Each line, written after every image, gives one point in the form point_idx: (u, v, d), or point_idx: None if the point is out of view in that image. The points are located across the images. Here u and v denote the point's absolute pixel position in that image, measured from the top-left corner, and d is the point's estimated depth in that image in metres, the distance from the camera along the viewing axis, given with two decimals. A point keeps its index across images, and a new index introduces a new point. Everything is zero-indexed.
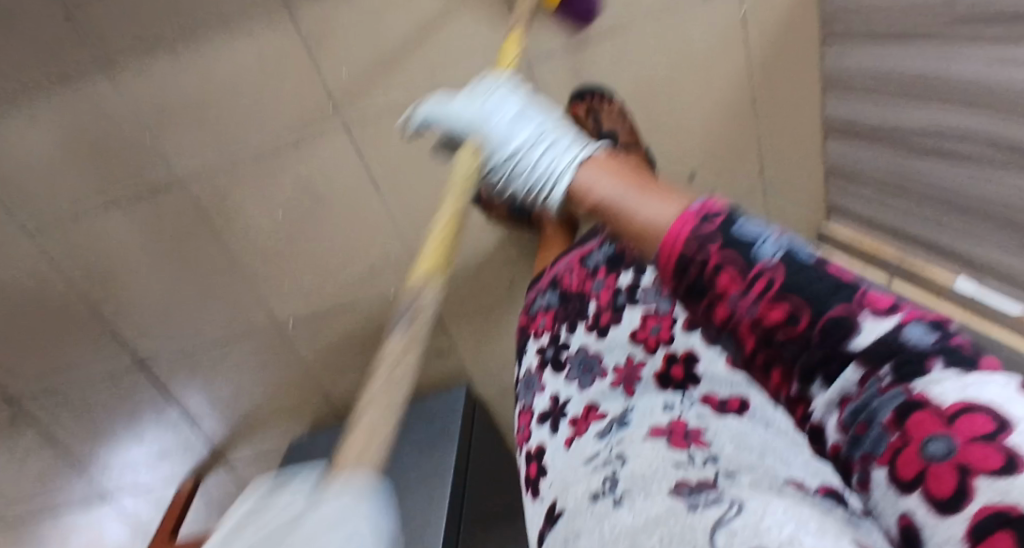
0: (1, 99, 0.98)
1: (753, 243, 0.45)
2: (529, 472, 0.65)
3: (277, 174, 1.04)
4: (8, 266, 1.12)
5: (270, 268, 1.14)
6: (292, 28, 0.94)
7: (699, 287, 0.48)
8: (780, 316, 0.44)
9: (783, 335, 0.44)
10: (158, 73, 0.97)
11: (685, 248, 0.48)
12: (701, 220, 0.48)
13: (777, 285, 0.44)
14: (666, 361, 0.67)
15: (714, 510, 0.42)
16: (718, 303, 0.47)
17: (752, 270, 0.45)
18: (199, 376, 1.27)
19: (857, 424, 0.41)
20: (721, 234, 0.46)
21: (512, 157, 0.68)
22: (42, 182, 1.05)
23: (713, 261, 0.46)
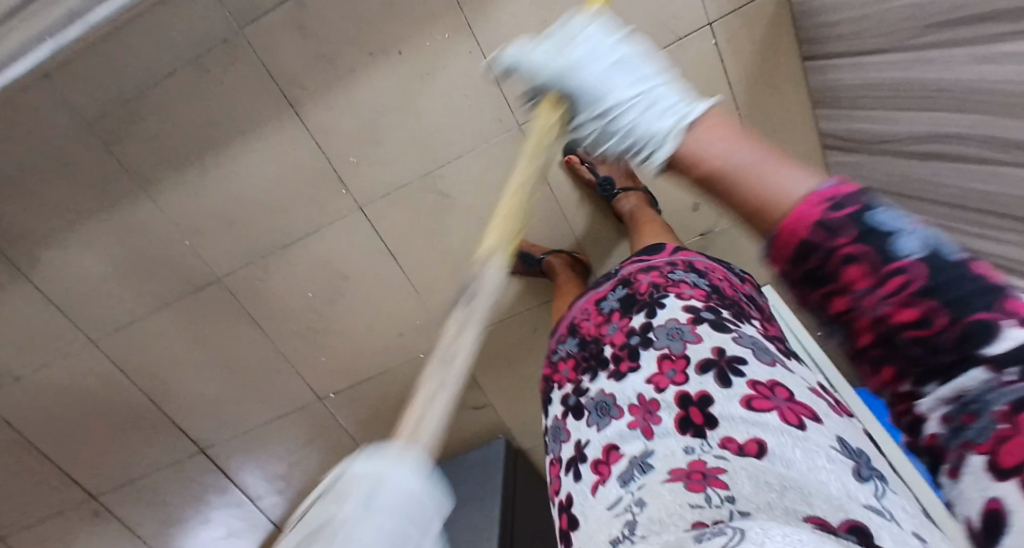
0: (56, 226, 1.09)
1: (893, 236, 0.30)
2: (562, 526, 0.56)
3: (304, 259, 1.11)
4: (79, 374, 1.22)
5: (309, 346, 1.20)
6: (299, 126, 1.01)
7: (816, 275, 0.32)
8: (912, 319, 0.29)
9: (908, 337, 0.29)
10: (189, 184, 1.05)
11: (810, 232, 0.32)
12: (833, 205, 0.32)
13: (918, 284, 0.29)
14: (678, 403, 0.54)
15: (718, 539, 0.36)
16: (837, 294, 0.32)
17: (888, 268, 0.30)
18: (256, 455, 1.34)
19: (963, 415, 0.28)
20: (858, 223, 0.31)
21: (611, 110, 0.53)
22: (100, 293, 1.15)
23: (841, 251, 0.31)
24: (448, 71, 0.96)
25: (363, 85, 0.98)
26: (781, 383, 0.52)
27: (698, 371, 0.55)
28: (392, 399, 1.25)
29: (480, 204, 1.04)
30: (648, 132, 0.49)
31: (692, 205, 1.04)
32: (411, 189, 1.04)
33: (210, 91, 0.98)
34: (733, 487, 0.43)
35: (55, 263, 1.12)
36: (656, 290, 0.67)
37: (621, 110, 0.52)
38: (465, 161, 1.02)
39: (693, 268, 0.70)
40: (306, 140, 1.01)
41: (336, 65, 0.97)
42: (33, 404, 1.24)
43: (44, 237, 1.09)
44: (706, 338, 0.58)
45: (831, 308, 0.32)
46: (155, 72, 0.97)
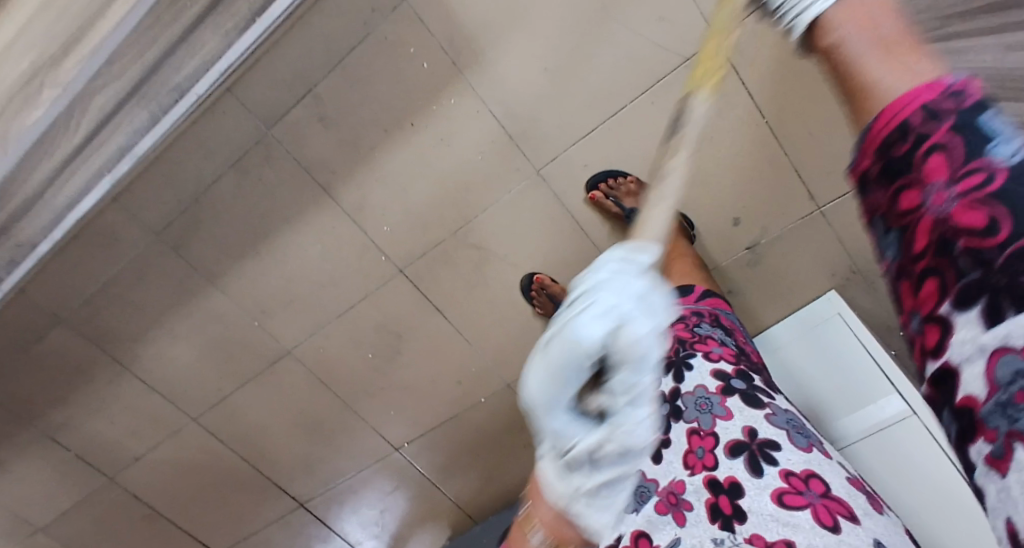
0: (145, 324, 1.21)
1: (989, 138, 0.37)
2: None
3: (361, 326, 1.17)
4: (188, 448, 1.35)
5: (379, 404, 1.26)
6: (335, 206, 1.05)
7: (899, 165, 0.41)
8: (971, 223, 0.36)
9: (963, 244, 0.36)
10: (249, 273, 1.13)
11: (910, 116, 0.41)
12: (950, 95, 0.39)
13: (989, 187, 0.35)
14: (711, 489, 0.68)
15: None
16: (912, 188, 0.40)
17: (969, 165, 0.37)
18: (349, 505, 1.42)
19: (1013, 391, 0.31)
20: (961, 115, 0.38)
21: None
22: (192, 377, 1.26)
23: (930, 141, 0.39)
24: (461, 132, 0.98)
25: (387, 159, 1.01)
26: (816, 475, 0.65)
27: (728, 455, 0.69)
28: (464, 443, 1.29)
29: (514, 251, 1.06)
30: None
31: (733, 220, 0.99)
32: (446, 246, 1.07)
33: (254, 188, 1.05)
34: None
35: (150, 355, 1.24)
36: (682, 347, 0.83)
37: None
38: (492, 212, 1.03)
39: (718, 322, 0.85)
40: (343, 217, 1.06)
41: (359, 145, 1.00)
42: (154, 480, 1.38)
43: (137, 334, 1.22)
44: (736, 415, 0.71)
45: (900, 205, 0.41)
46: (204, 179, 1.05)
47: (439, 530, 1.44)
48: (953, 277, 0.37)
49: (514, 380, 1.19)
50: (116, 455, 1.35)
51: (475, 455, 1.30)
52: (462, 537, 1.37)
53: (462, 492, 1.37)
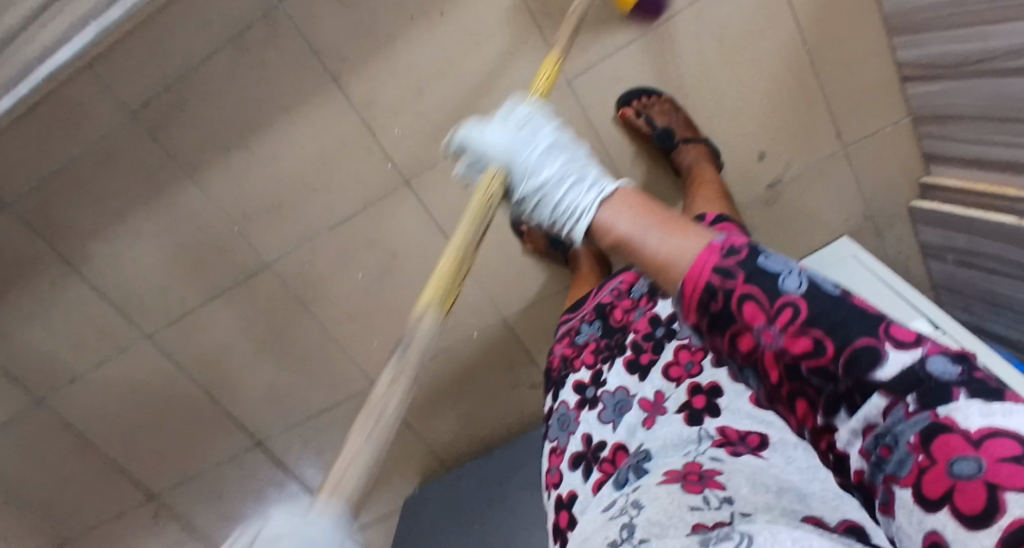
0: (105, 219, 1.08)
1: (778, 278, 0.45)
2: (561, 519, 0.76)
3: (352, 241, 1.09)
4: (138, 367, 1.23)
5: (360, 330, 1.18)
6: (343, 97, 0.97)
7: (723, 319, 0.47)
8: (803, 349, 0.42)
9: (806, 367, 0.42)
10: (235, 169, 1.03)
11: (711, 278, 0.47)
12: (727, 253, 0.48)
13: (801, 317, 0.43)
14: (690, 392, 0.72)
15: (726, 543, 0.47)
16: (744, 333, 0.46)
17: (777, 302, 0.44)
18: (311, 447, 1.33)
19: (880, 448, 0.39)
20: (746, 269, 0.46)
21: (537, 192, 0.66)
22: (152, 286, 1.15)
23: (737, 292, 0.46)
24: (496, 32, 0.92)
25: (404, 52, 0.94)
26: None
27: (714, 364, 0.72)
28: (447, 378, 1.23)
29: None
30: (574, 206, 0.63)
31: (759, 153, 0.97)
32: None
33: (252, 70, 0.95)
34: (731, 489, 0.55)
35: (106, 257, 1.12)
36: None
37: (549, 191, 0.66)
38: None
39: None
40: (351, 112, 0.98)
41: (378, 31, 0.93)
42: (94, 402, 1.27)
43: (93, 232, 1.09)
44: None
45: (742, 347, 0.46)
46: (195, 54, 0.95)
47: (407, 479, 1.35)
48: (812, 392, 0.43)
49: (512, 312, 1.15)
50: (52, 370, 1.23)
51: (457, 394, 1.24)
52: (434, 484, 1.30)
53: (435, 438, 1.30)
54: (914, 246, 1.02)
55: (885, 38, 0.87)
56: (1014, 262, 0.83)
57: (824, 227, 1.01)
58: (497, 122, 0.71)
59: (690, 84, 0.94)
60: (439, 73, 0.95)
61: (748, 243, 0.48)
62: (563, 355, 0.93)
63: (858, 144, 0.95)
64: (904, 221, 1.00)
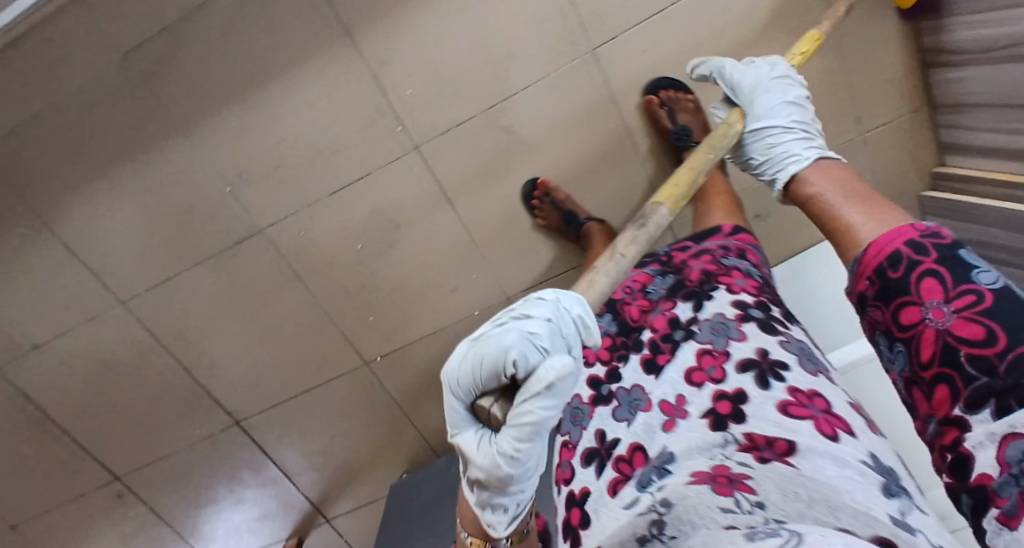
0: (86, 173, 1.01)
1: (972, 270, 0.46)
2: (568, 517, 0.60)
3: (353, 207, 1.04)
4: (109, 336, 1.15)
5: (355, 304, 1.12)
6: (354, 52, 0.93)
7: (895, 287, 0.50)
8: (971, 335, 0.43)
9: (965, 353, 0.43)
10: (231, 124, 0.98)
11: (901, 249, 0.50)
12: (928, 234, 0.50)
13: (981, 306, 0.44)
14: (713, 397, 0.60)
15: (773, 539, 0.37)
16: (914, 306, 0.48)
17: (961, 286, 0.45)
18: (293, 429, 1.25)
19: (1020, 464, 0.38)
20: (944, 251, 0.48)
21: (758, 131, 0.77)
22: (131, 248, 1.07)
23: (924, 266, 0.48)
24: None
25: (422, 9, 0.91)
26: (821, 394, 0.57)
27: (738, 370, 0.61)
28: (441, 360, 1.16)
29: (547, 140, 0.98)
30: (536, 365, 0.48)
31: None
32: (473, 124, 0.97)
33: (259, 18, 0.92)
34: (761, 493, 0.45)
35: (83, 213, 1.04)
36: (707, 279, 0.75)
37: (769, 133, 0.77)
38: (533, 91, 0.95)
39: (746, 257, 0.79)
40: (362, 69, 0.94)
41: None
42: (57, 373, 1.18)
43: (70, 185, 1.02)
44: (749, 338, 0.64)
45: (906, 318, 0.48)
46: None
47: (393, 465, 1.29)
48: (960, 383, 0.43)
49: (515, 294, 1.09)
50: (16, 335, 1.15)
51: None
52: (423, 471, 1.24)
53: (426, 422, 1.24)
54: None
55: (913, 23, 0.88)
56: (1016, 250, 0.83)
57: None
58: (752, 65, 0.83)
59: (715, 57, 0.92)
60: (458, 34, 0.92)
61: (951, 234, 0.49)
62: None
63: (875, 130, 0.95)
64: (915, 211, 1.00)
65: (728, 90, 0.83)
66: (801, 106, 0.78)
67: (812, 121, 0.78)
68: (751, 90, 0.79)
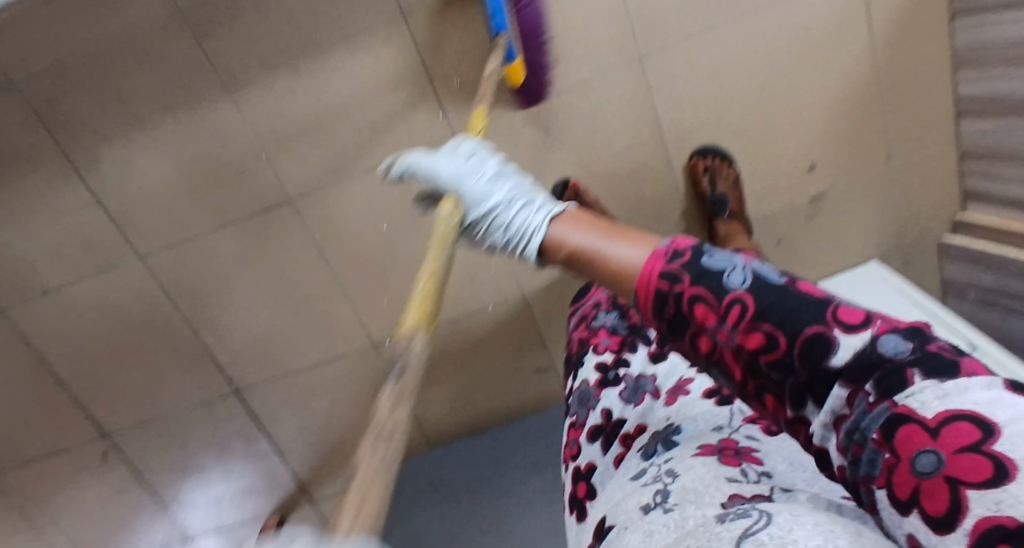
0: (124, 123, 1.01)
1: (724, 275, 0.44)
2: (575, 491, 0.64)
3: (384, 187, 1.05)
4: (121, 289, 1.14)
5: (372, 284, 1.13)
6: (407, 35, 0.94)
7: (679, 322, 0.46)
8: (757, 343, 0.41)
9: (764, 361, 0.41)
10: (276, 93, 0.98)
11: (659, 285, 0.47)
12: (670, 258, 0.47)
13: (749, 311, 0.41)
14: None
15: (744, 520, 0.42)
16: (702, 334, 0.44)
17: (726, 299, 0.43)
18: (291, 404, 1.25)
19: (852, 445, 0.37)
20: (690, 270, 0.45)
21: (487, 215, 0.68)
22: (157, 203, 1.07)
23: (687, 294, 0.45)
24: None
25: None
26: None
27: None
28: (449, 350, 1.18)
29: (586, 142, 0.99)
30: None
31: (809, 165, 0.98)
32: (516, 119, 0.98)
33: None
34: (767, 464, 0.52)
35: (114, 163, 1.04)
36: None
37: (499, 213, 0.67)
38: (579, 92, 0.96)
39: None
40: (413, 52, 0.95)
41: None
42: (63, 322, 1.17)
43: (105, 134, 1.02)
44: None
45: (703, 346, 0.45)
46: None
47: None
48: (776, 390, 0.41)
49: (531, 290, 1.13)
50: (27, 279, 1.14)
51: (457, 370, 1.19)
52: (417, 461, 1.23)
53: (426, 413, 1.23)
54: (937, 282, 1.05)
55: (950, 70, 0.91)
56: None
57: (857, 250, 1.03)
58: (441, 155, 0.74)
59: (758, 81, 0.93)
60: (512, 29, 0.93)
61: (691, 245, 0.47)
62: (580, 340, 0.81)
63: (903, 172, 0.98)
64: (932, 255, 1.03)
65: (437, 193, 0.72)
66: (506, 177, 0.70)
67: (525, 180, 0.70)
68: (456, 184, 0.70)
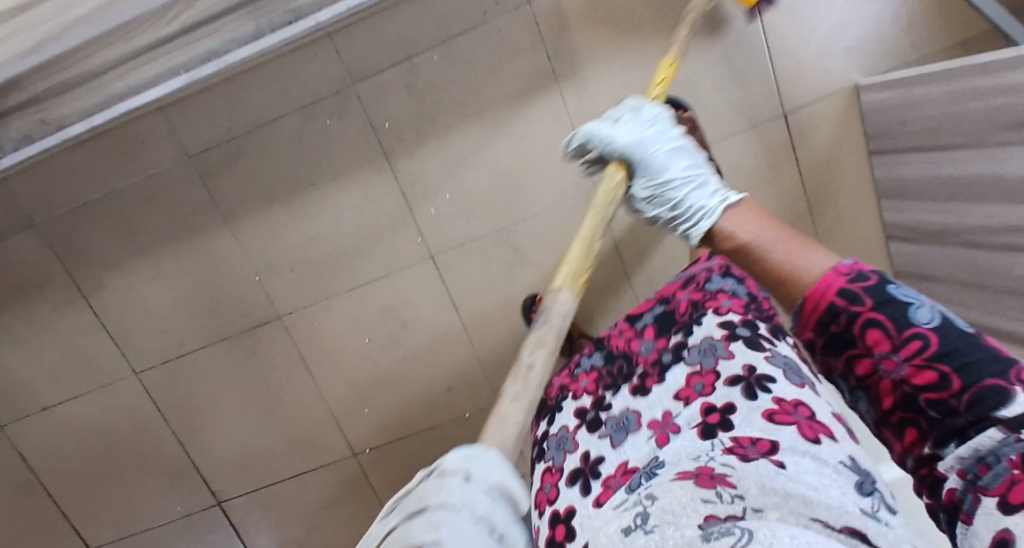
0: (130, 252, 1.11)
1: (908, 310, 0.45)
2: (555, 534, 0.68)
3: (367, 307, 1.12)
4: (115, 404, 1.20)
5: (354, 396, 1.18)
6: (390, 173, 1.05)
7: (842, 342, 0.48)
8: (926, 381, 0.43)
9: (924, 397, 0.43)
10: (270, 224, 1.08)
11: (835, 301, 0.48)
12: (856, 280, 0.48)
13: (928, 351, 0.43)
14: (703, 411, 0.70)
15: (727, 538, 0.42)
16: (864, 358, 0.47)
17: (905, 332, 0.45)
18: (272, 515, 1.26)
19: (979, 465, 0.40)
20: (874, 297, 0.47)
21: (662, 184, 0.77)
22: (155, 323, 1.14)
23: (864, 317, 0.47)
24: (540, 140, 1.02)
25: (454, 143, 1.03)
26: (805, 404, 0.66)
27: (726, 384, 0.71)
28: (429, 461, 1.21)
29: (551, 261, 1.08)
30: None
31: None
32: (487, 243, 1.08)
33: (314, 138, 1.03)
34: (741, 487, 0.52)
35: (117, 288, 1.13)
36: (695, 309, 0.82)
37: (676, 184, 0.76)
38: (544, 219, 1.06)
39: (729, 274, 0.83)
40: (395, 188, 1.05)
41: (434, 122, 1.02)
42: (56, 436, 1.22)
43: (113, 262, 1.11)
44: (737, 354, 0.73)
45: (858, 369, 0.48)
46: (268, 114, 1.02)
47: None
48: (923, 420, 0.44)
49: None
50: (26, 396, 1.20)
51: None
52: None
53: None
54: None
55: (877, 201, 1.01)
56: None
57: None
58: (618, 118, 0.81)
59: None
60: (483, 167, 1.04)
61: (877, 271, 0.48)
62: (562, 385, 0.88)
63: None
64: None
65: (608, 156, 0.80)
66: (684, 150, 0.78)
67: (701, 157, 0.79)
68: (636, 150, 0.77)
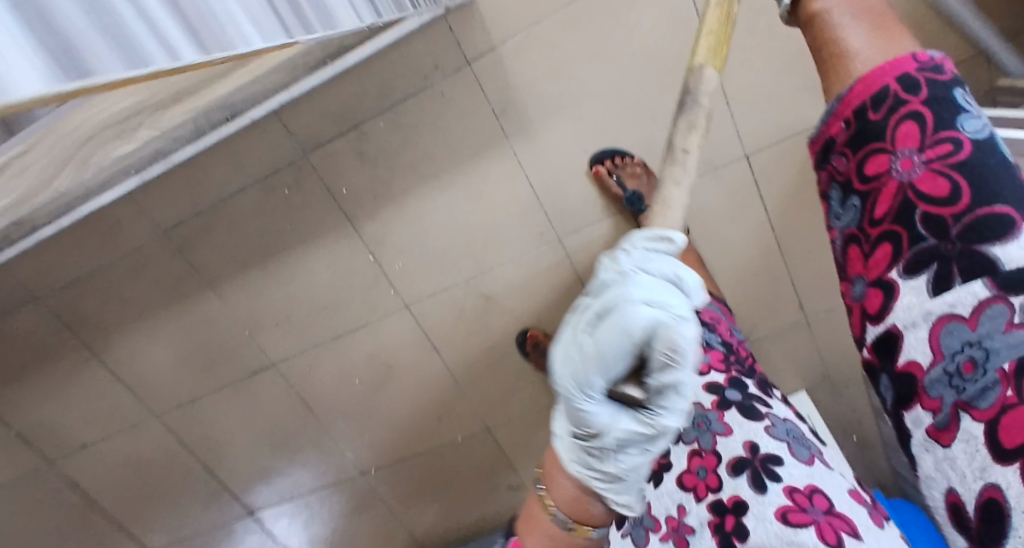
0: (128, 317, 1.18)
1: (962, 113, 0.38)
2: None
3: (352, 352, 1.18)
4: (143, 442, 1.32)
5: (353, 427, 1.26)
6: (355, 234, 1.06)
7: (870, 130, 0.40)
8: (934, 190, 0.37)
9: (922, 210, 0.37)
10: (250, 286, 1.12)
11: (890, 82, 0.39)
12: (929, 68, 0.39)
13: (958, 155, 0.37)
14: (712, 509, 0.62)
15: None
16: (882, 154, 0.40)
17: (943, 132, 0.37)
18: (298, 521, 1.41)
19: (962, 360, 0.35)
20: (932, 89, 0.38)
21: None
22: (163, 374, 1.23)
23: (907, 108, 0.38)
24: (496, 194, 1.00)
25: (413, 202, 1.02)
26: (820, 490, 0.57)
27: (731, 472, 0.63)
28: (429, 477, 1.31)
29: (521, 304, 1.09)
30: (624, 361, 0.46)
31: None
32: (457, 292, 1.09)
33: (277, 208, 1.04)
34: None
35: (124, 347, 1.21)
36: None
37: None
38: (509, 268, 1.06)
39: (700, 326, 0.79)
40: (361, 248, 1.07)
41: (390, 185, 1.01)
42: (99, 468, 1.36)
43: (116, 326, 1.19)
44: (735, 430, 0.65)
45: (866, 169, 0.41)
46: (229, 188, 1.03)
47: None
48: (907, 244, 0.38)
49: (494, 425, 1.22)
50: (66, 438, 1.33)
51: (439, 490, 1.32)
52: None
53: (417, 524, 1.37)
54: (867, 405, 1.12)
55: None
56: None
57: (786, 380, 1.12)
58: None
59: None
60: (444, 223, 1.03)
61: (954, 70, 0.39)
62: None
63: (820, 315, 1.05)
64: (859, 383, 1.09)
65: None
66: None
67: None
68: None
